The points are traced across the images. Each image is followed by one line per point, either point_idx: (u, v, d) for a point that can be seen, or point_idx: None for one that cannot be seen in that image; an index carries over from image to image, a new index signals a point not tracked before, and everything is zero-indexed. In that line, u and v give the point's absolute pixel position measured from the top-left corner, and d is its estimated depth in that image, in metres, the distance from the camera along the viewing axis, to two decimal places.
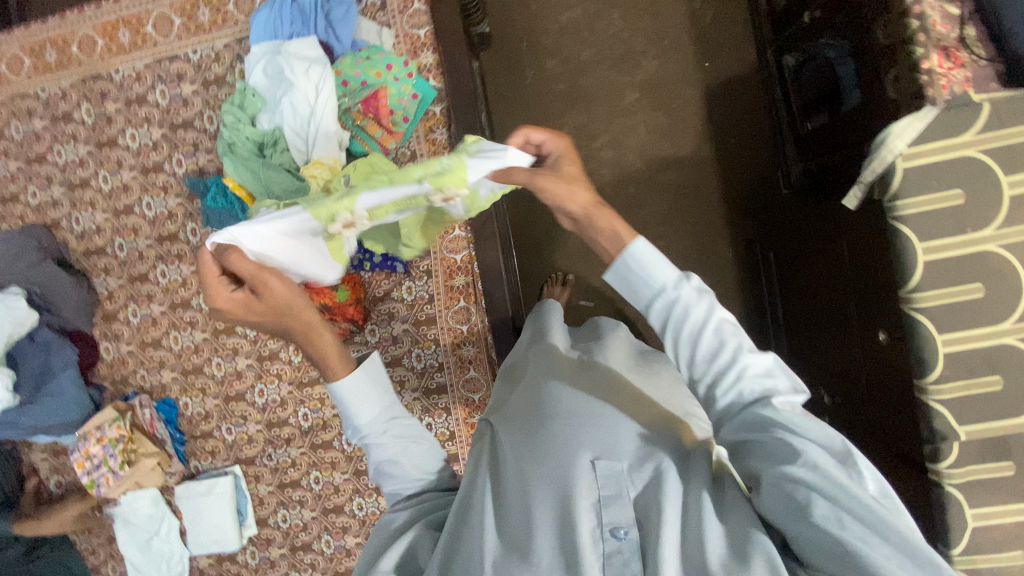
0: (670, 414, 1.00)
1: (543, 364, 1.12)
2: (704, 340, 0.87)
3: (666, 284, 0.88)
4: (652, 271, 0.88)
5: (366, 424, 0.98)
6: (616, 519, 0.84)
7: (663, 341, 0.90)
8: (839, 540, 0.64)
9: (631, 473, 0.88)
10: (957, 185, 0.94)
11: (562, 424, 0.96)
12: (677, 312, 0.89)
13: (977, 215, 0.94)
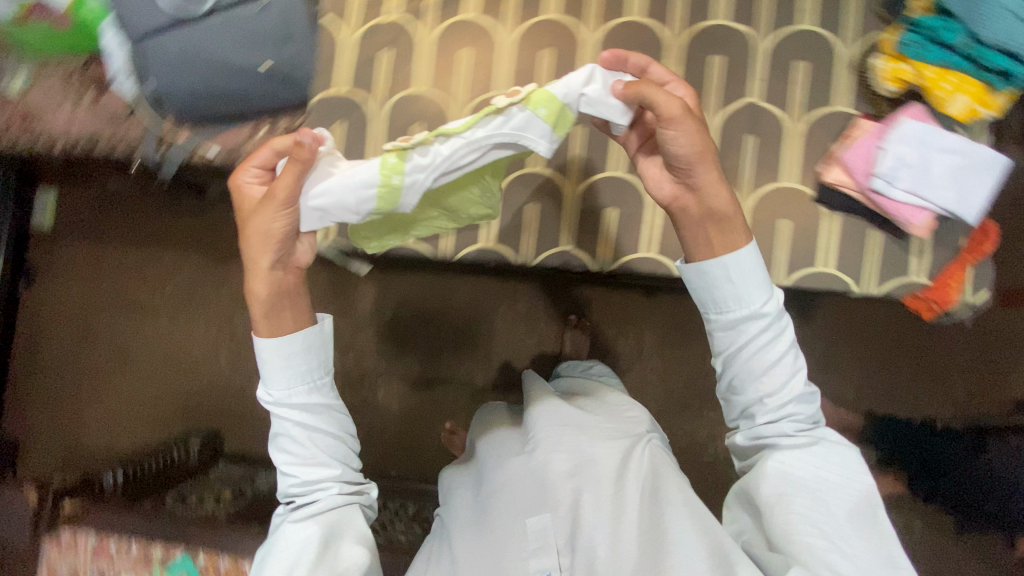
0: (609, 427, 0.98)
1: (490, 446, 1.05)
2: (766, 371, 0.81)
3: (764, 310, 0.81)
4: (746, 297, 0.81)
5: (294, 414, 0.87)
6: (542, 563, 0.82)
7: (734, 359, 0.83)
8: (809, 533, 0.70)
9: (555, 516, 0.84)
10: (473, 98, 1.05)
11: (492, 499, 0.93)
12: (734, 337, 0.83)
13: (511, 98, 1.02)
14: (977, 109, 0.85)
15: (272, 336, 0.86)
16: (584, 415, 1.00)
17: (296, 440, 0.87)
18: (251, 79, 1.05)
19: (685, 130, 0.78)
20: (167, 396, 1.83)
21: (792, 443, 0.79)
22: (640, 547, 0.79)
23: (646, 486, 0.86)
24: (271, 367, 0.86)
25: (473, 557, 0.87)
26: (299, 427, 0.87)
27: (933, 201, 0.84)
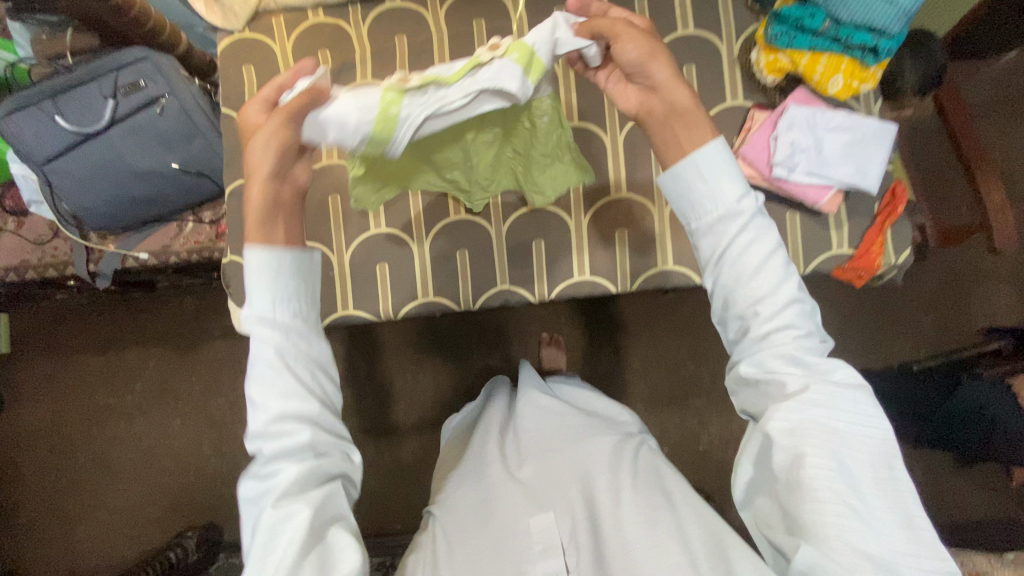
0: (600, 425, 0.94)
1: (491, 436, 0.95)
2: (752, 290, 0.61)
3: (737, 206, 0.62)
4: (717, 189, 0.63)
5: (276, 341, 0.64)
6: (550, 563, 0.77)
7: (721, 283, 0.63)
8: (826, 489, 0.55)
9: (566, 515, 0.80)
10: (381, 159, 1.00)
11: (497, 491, 0.84)
12: (717, 244, 0.63)
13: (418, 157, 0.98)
14: (854, 85, 0.81)
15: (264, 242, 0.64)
16: (583, 415, 0.96)
17: (273, 375, 0.63)
18: (165, 182, 1.06)
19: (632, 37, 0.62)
20: (154, 501, 1.79)
21: (794, 367, 0.60)
22: (649, 537, 0.74)
23: (646, 479, 0.83)
24: (256, 275, 0.64)
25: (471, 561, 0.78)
26: (275, 361, 0.63)
27: (833, 179, 0.83)
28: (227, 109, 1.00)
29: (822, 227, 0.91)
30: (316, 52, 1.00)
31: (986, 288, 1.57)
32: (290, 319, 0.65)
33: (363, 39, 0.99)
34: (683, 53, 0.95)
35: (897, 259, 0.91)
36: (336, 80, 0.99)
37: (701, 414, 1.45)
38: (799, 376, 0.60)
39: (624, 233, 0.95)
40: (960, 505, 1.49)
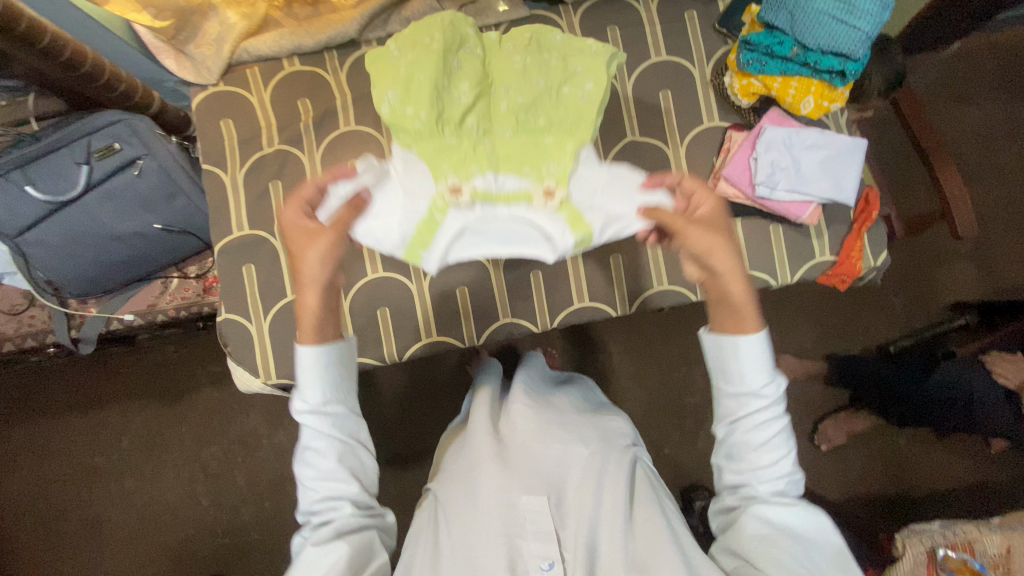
0: (597, 427, 0.96)
1: (481, 426, 0.96)
2: (754, 448, 0.72)
3: (757, 389, 0.71)
4: (740, 372, 0.71)
5: (326, 434, 0.70)
6: (544, 548, 0.78)
7: (730, 442, 0.74)
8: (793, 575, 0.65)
9: (562, 512, 0.82)
10: None
11: (487, 476, 0.85)
12: (732, 406, 0.73)
13: None
14: (825, 105, 0.85)
15: (315, 338, 0.70)
16: (573, 418, 0.97)
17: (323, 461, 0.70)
18: (147, 243, 1.03)
19: (695, 232, 0.71)
20: (152, 560, 1.72)
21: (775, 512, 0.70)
22: (652, 546, 0.77)
23: (640, 489, 0.87)
24: (309, 372, 0.70)
25: (468, 539, 0.79)
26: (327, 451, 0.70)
27: (813, 195, 0.87)
28: (209, 166, 0.98)
29: (804, 237, 0.96)
30: (296, 102, 0.99)
31: (951, 265, 1.65)
32: (336, 412, 0.71)
33: (343, 87, 0.99)
34: (659, 80, 0.99)
35: (877, 261, 0.96)
36: (320, 128, 0.99)
37: (699, 416, 1.49)
38: (776, 502, 0.71)
39: (618, 258, 0.97)
40: (947, 474, 1.58)
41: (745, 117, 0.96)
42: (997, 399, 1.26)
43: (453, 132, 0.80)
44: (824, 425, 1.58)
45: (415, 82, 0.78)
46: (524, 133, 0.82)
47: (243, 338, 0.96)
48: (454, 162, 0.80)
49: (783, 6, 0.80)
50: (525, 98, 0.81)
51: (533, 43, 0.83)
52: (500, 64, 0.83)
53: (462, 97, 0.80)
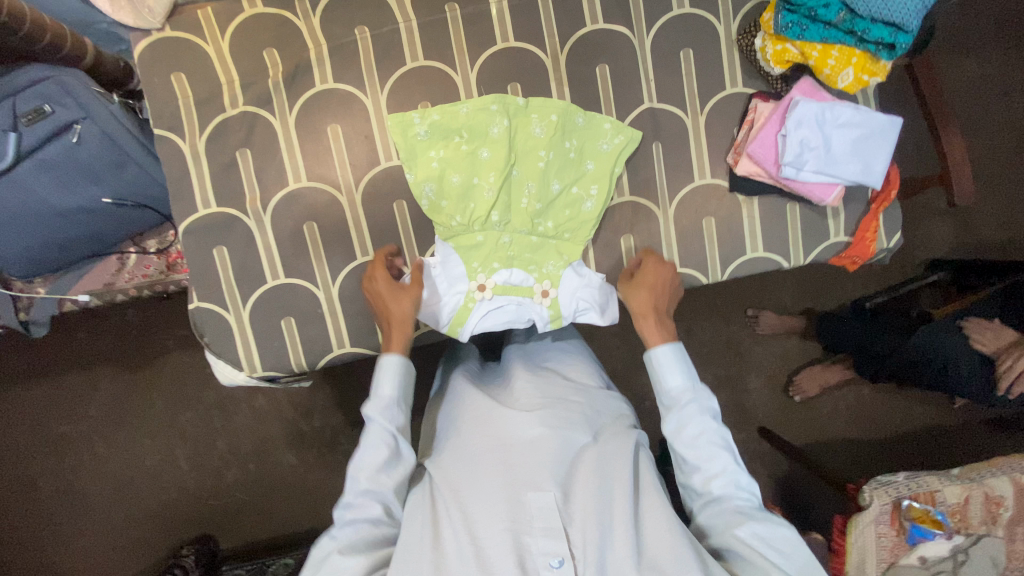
0: (598, 403, 0.89)
1: (472, 404, 0.87)
2: (696, 448, 0.78)
3: (681, 392, 0.82)
4: (664, 384, 0.83)
5: (385, 435, 0.79)
6: (552, 543, 0.71)
7: (678, 449, 0.80)
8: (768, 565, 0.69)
9: (569, 504, 0.75)
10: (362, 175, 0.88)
11: (490, 466, 0.78)
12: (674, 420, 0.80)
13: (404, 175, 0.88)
14: (864, 79, 0.77)
15: (398, 356, 0.81)
16: (573, 393, 0.89)
17: (375, 458, 0.78)
18: (96, 219, 0.89)
19: (642, 296, 0.85)
20: (134, 525, 1.67)
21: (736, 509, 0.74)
22: (664, 542, 0.71)
23: (647, 472, 0.80)
24: (387, 376, 0.82)
25: (473, 530, 0.73)
26: (379, 446, 0.78)
27: (841, 177, 0.81)
28: (161, 130, 0.84)
29: (820, 217, 0.92)
30: (262, 53, 0.84)
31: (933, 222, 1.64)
32: (396, 419, 0.81)
33: (317, 34, 0.85)
34: (680, 37, 0.88)
35: (890, 243, 0.93)
36: (292, 86, 0.85)
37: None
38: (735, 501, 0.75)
39: (630, 239, 0.91)
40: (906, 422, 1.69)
41: (773, 83, 0.87)
42: (970, 362, 1.30)
43: (480, 229, 0.88)
44: (800, 378, 1.63)
45: (457, 190, 0.86)
46: (536, 234, 0.89)
47: (222, 328, 0.87)
48: (480, 258, 0.89)
49: None
50: (544, 204, 0.87)
51: (560, 128, 0.87)
52: (526, 158, 0.87)
53: (489, 190, 0.86)
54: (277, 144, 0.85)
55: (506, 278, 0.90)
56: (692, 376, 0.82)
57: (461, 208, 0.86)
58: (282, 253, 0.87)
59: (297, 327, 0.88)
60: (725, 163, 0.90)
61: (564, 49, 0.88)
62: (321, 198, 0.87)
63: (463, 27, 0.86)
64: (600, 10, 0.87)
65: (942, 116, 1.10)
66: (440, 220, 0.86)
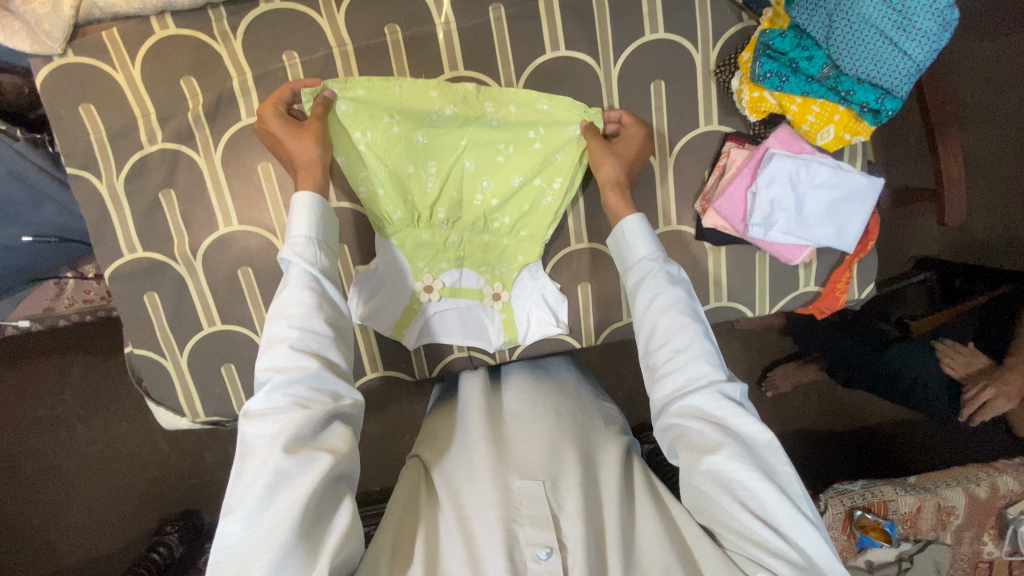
0: (593, 407, 0.80)
1: (471, 397, 0.80)
2: (665, 321, 0.66)
3: (650, 259, 0.70)
4: (630, 249, 0.72)
5: (307, 278, 0.62)
6: (541, 534, 0.62)
7: (640, 323, 0.69)
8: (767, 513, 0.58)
9: (559, 495, 0.66)
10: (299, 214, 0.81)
11: (479, 456, 0.69)
12: (645, 297, 0.69)
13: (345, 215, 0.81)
14: (846, 138, 0.69)
15: (306, 193, 0.66)
16: (569, 395, 0.81)
17: (297, 304, 0.60)
18: (19, 256, 0.83)
19: (611, 161, 0.74)
20: (115, 503, 1.66)
21: (723, 411, 0.62)
22: (657, 552, 0.63)
23: (638, 475, 0.72)
24: (298, 220, 0.65)
25: (462, 517, 0.64)
26: (299, 291, 0.61)
27: (811, 241, 0.76)
28: (74, 169, 0.76)
29: (790, 266, 0.86)
30: (180, 81, 0.75)
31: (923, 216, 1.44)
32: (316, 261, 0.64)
33: (241, 60, 0.75)
34: (650, 65, 0.79)
35: (861, 294, 0.89)
36: (216, 119, 0.77)
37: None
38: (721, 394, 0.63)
39: (587, 288, 0.87)
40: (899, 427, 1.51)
41: (751, 127, 0.80)
42: (938, 385, 1.27)
43: (426, 227, 0.80)
44: (773, 373, 1.45)
45: (397, 180, 0.78)
46: (488, 231, 0.83)
47: (160, 375, 0.84)
48: (426, 258, 0.82)
49: (818, 7, 0.63)
50: (501, 200, 0.80)
51: (519, 118, 0.78)
52: (483, 151, 0.79)
53: (433, 182, 0.79)
54: (203, 184, 0.78)
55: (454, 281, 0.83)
56: (659, 249, 0.71)
57: (404, 204, 0.78)
58: (217, 299, 0.82)
59: (238, 374, 0.86)
60: (692, 209, 0.83)
61: (520, 79, 0.78)
62: (255, 242, 0.81)
63: (406, 51, 0.77)
64: (561, 34, 0.77)
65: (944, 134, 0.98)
66: (378, 218, 0.79)
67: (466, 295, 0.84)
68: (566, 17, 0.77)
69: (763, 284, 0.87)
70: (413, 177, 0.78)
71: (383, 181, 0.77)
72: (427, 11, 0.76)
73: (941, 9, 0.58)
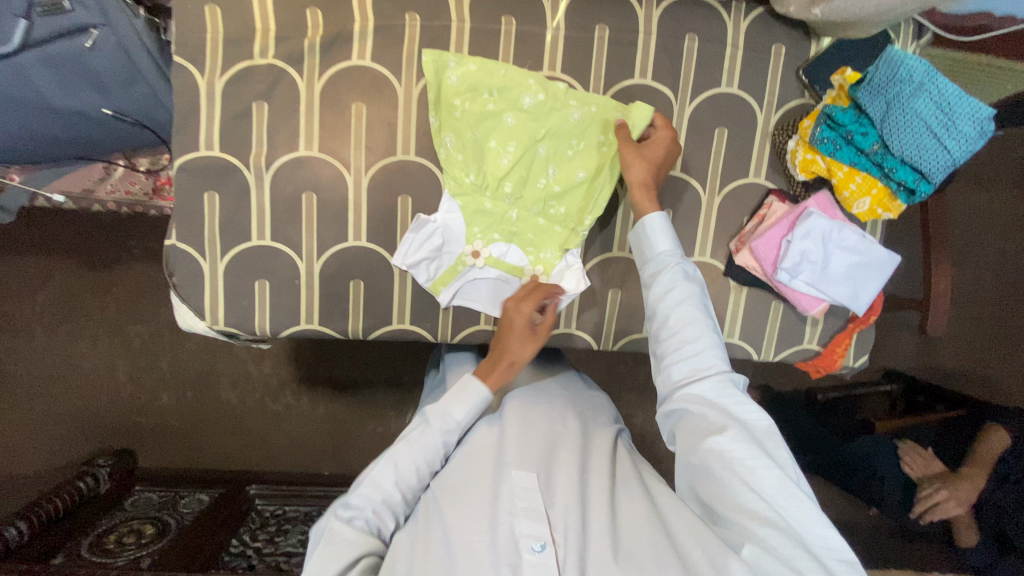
0: (580, 411, 0.87)
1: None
2: (679, 311, 0.71)
3: (670, 254, 0.75)
4: (650, 244, 0.76)
5: (434, 446, 0.76)
6: (535, 527, 0.66)
7: (654, 309, 0.73)
8: (770, 501, 0.61)
9: (552, 491, 0.72)
10: (374, 157, 0.85)
11: (481, 461, 0.76)
12: (662, 284, 0.73)
13: (417, 169, 0.86)
14: (878, 212, 0.79)
15: (489, 391, 0.78)
16: (562, 398, 0.89)
17: (417, 465, 0.74)
18: (91, 126, 0.87)
19: (640, 164, 0.80)
20: (55, 420, 1.57)
21: (724, 394, 0.67)
22: (643, 534, 0.66)
23: (626, 469, 0.78)
24: (463, 398, 0.77)
25: (459, 514, 0.69)
26: (421, 460, 0.75)
27: (828, 295, 0.85)
28: (181, 60, 0.81)
29: (800, 321, 0.94)
30: (306, 10, 0.81)
31: (903, 332, 1.51)
32: (448, 440, 0.77)
33: (366, 8, 0.82)
34: (720, 113, 0.89)
35: (854, 362, 0.97)
36: (329, 52, 0.82)
37: (652, 437, 1.42)
38: (724, 378, 0.68)
39: (617, 294, 0.93)
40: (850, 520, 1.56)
41: (792, 186, 0.90)
42: (894, 481, 1.34)
43: (491, 196, 0.88)
44: None
45: (478, 148, 0.86)
46: (543, 216, 0.89)
47: (194, 272, 0.85)
48: (482, 225, 0.89)
49: (879, 94, 0.73)
50: (562, 189, 0.87)
51: (597, 120, 0.85)
52: (559, 141, 0.86)
53: (506, 157, 0.86)
54: (296, 106, 0.83)
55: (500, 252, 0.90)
56: (682, 247, 0.76)
57: (479, 169, 0.87)
58: (274, 215, 0.85)
59: (270, 292, 0.87)
60: (726, 247, 0.91)
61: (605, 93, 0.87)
62: (326, 171, 0.85)
63: (514, 43, 0.85)
64: (651, 65, 0.87)
65: (937, 257, 1.09)
66: (452, 179, 0.86)
67: (509, 267, 0.90)
68: (659, 52, 0.86)
69: (773, 332, 0.94)
70: (492, 146, 0.86)
71: (467, 146, 0.86)
72: (542, 14, 0.84)
73: (979, 120, 0.70)
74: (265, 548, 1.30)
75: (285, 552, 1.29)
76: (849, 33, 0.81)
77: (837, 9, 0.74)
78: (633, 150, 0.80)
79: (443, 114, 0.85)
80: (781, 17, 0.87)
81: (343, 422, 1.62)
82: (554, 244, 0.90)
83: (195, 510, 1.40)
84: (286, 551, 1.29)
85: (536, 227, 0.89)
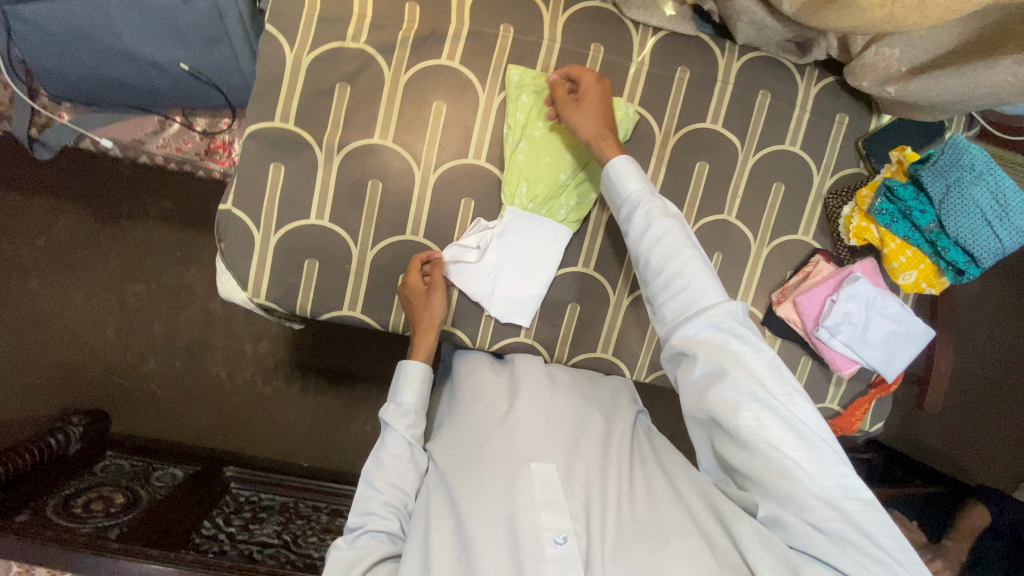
0: (598, 396, 0.86)
1: (486, 383, 0.84)
2: (661, 253, 0.70)
3: (639, 195, 0.74)
4: (620, 186, 0.75)
5: (402, 441, 0.78)
6: (556, 519, 0.65)
7: (639, 257, 0.72)
8: (779, 445, 0.59)
9: (573, 482, 0.70)
10: (445, 156, 0.86)
11: (501, 441, 0.75)
12: (641, 227, 0.72)
13: (483, 175, 0.87)
14: (922, 285, 0.84)
15: (423, 363, 0.82)
16: (579, 381, 0.88)
17: (397, 467, 0.77)
18: (163, 78, 0.86)
19: (583, 119, 0.79)
20: (30, 371, 1.47)
21: (718, 330, 0.65)
22: (667, 525, 0.65)
23: (648, 460, 0.77)
24: (409, 384, 0.82)
25: (477, 501, 0.69)
26: (400, 465, 0.77)
27: (863, 359, 0.89)
28: (273, 29, 0.81)
29: (825, 379, 0.96)
30: (405, 5, 0.83)
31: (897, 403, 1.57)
32: (413, 428, 0.80)
33: (464, 13, 0.84)
34: (780, 169, 0.92)
35: (869, 427, 1.00)
36: (419, 48, 0.83)
37: None
38: (714, 315, 0.65)
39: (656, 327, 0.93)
40: None
41: (838, 249, 0.93)
42: None
43: (545, 208, 0.87)
44: None
45: (540, 162, 0.86)
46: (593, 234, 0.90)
47: (244, 240, 0.84)
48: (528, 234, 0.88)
49: (942, 176, 0.77)
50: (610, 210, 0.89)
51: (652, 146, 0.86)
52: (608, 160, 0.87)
53: (565, 173, 0.86)
54: (379, 95, 0.83)
55: (545, 262, 0.88)
56: (653, 185, 0.75)
57: (541, 182, 0.86)
58: (336, 198, 0.84)
59: (317, 273, 0.86)
60: (767, 297, 0.94)
61: (676, 132, 0.89)
62: (396, 163, 0.85)
63: (599, 70, 0.87)
64: (723, 113, 0.90)
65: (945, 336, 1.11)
66: (512, 190, 0.86)
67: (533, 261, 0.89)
68: (733, 102, 0.90)
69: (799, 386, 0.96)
70: (552, 161, 0.86)
71: (530, 157, 0.85)
72: (630, 47, 0.87)
73: None
74: (239, 536, 1.23)
75: (258, 541, 1.22)
76: (915, 114, 0.86)
77: (913, 92, 0.78)
78: (566, 106, 0.80)
79: (519, 125, 0.85)
80: (849, 89, 0.92)
81: (333, 417, 1.53)
82: (604, 269, 0.91)
83: (167, 485, 1.32)
84: (260, 541, 1.22)
85: (589, 250, 0.90)
